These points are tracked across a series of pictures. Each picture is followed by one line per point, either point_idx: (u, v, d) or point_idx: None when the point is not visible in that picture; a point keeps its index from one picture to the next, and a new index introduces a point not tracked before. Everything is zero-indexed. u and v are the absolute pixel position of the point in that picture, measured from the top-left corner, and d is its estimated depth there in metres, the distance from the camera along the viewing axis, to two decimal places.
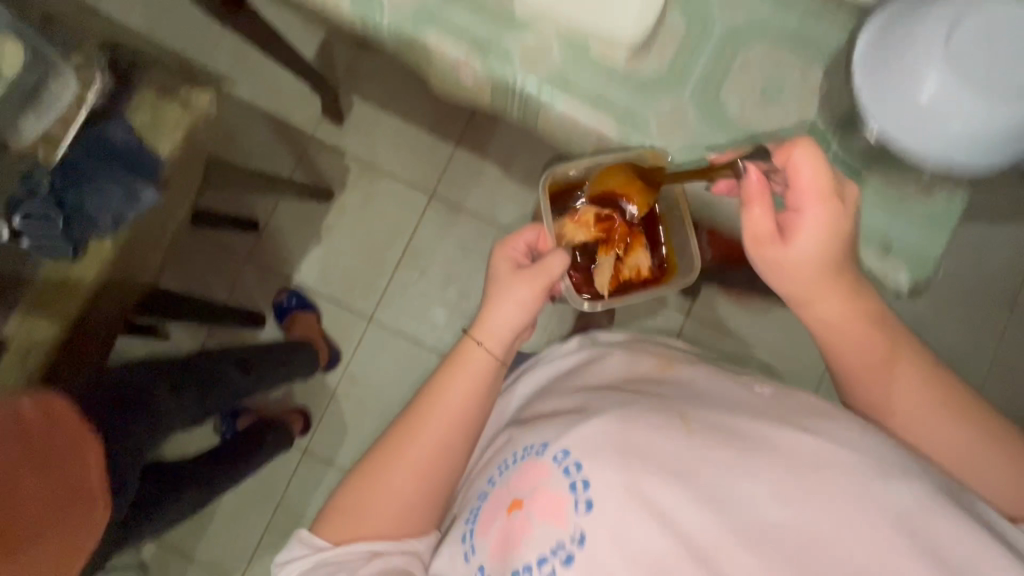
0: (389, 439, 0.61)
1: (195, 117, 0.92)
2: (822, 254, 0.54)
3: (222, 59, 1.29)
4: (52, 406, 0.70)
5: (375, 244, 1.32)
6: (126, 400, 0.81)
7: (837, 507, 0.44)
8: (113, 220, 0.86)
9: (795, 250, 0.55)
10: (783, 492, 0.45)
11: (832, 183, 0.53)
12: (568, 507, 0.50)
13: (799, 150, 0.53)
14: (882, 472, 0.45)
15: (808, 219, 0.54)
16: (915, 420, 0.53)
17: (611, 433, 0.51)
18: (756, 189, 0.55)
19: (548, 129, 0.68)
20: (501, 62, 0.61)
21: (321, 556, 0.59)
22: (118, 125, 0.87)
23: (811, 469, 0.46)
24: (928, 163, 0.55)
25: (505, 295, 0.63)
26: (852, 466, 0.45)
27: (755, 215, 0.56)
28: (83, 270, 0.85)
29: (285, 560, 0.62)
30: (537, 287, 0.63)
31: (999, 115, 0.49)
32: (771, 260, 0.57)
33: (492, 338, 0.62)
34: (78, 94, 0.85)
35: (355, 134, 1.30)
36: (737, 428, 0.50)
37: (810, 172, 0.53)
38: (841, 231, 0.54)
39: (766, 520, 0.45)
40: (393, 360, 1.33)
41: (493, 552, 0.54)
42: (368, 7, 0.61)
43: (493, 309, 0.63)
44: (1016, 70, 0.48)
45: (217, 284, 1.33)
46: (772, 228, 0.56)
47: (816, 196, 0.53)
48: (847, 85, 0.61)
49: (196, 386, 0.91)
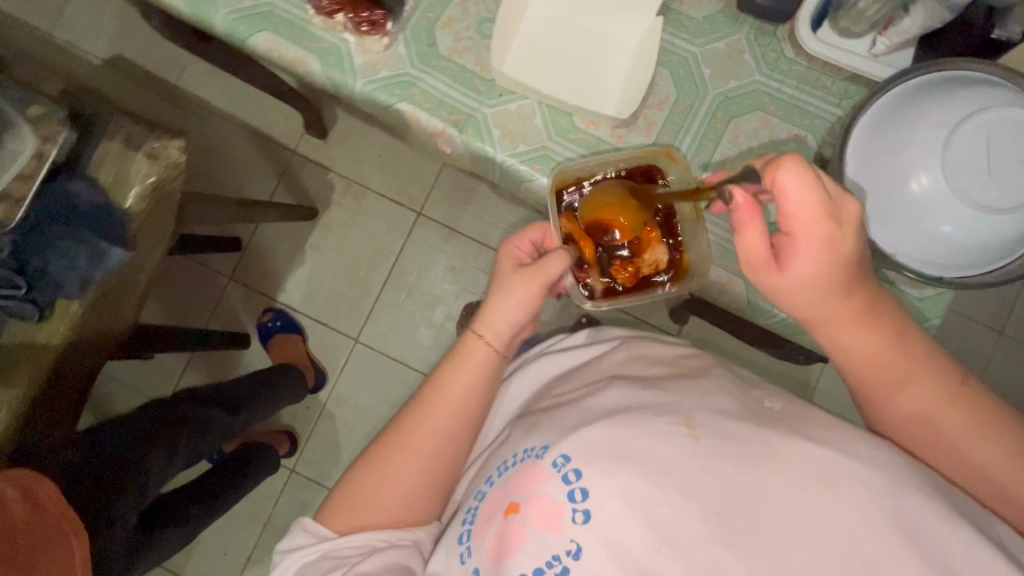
0: (399, 425, 0.60)
1: (166, 169, 0.73)
2: (820, 272, 0.50)
3: (202, 78, 1.29)
4: (37, 489, 0.69)
5: (361, 263, 1.31)
6: (107, 463, 0.79)
7: (842, 511, 0.41)
8: (82, 284, 0.72)
9: (791, 274, 0.51)
10: (782, 494, 0.43)
11: (823, 202, 0.49)
12: (565, 515, 0.48)
13: (784, 169, 0.49)
14: (889, 483, 0.42)
15: (799, 241, 0.50)
16: (961, 444, 0.47)
17: (613, 440, 0.48)
18: (744, 214, 0.51)
19: (528, 196, 0.69)
20: (481, 135, 0.62)
21: (323, 546, 0.57)
22: (84, 184, 0.72)
23: (824, 488, 0.42)
24: (913, 269, 0.57)
25: (509, 292, 0.61)
26: (867, 485, 0.42)
27: (746, 238, 0.52)
28: (51, 333, 0.73)
29: (289, 547, 0.59)
30: (535, 287, 0.60)
31: (978, 223, 0.52)
32: (774, 282, 0.52)
33: (495, 332, 0.61)
34: (38, 148, 0.69)
35: (340, 153, 1.30)
36: (736, 433, 0.46)
37: (802, 194, 0.48)
38: (845, 255, 0.49)
39: (771, 518, 0.42)
40: (381, 380, 1.31)
41: (490, 557, 0.51)
42: (340, 71, 0.62)
43: (496, 304, 0.61)
44: (1004, 193, 0.51)
45: (199, 303, 1.31)
46: (765, 252, 0.51)
47: (812, 218, 0.49)
48: (819, 66, 0.64)
49: (187, 427, 0.91)
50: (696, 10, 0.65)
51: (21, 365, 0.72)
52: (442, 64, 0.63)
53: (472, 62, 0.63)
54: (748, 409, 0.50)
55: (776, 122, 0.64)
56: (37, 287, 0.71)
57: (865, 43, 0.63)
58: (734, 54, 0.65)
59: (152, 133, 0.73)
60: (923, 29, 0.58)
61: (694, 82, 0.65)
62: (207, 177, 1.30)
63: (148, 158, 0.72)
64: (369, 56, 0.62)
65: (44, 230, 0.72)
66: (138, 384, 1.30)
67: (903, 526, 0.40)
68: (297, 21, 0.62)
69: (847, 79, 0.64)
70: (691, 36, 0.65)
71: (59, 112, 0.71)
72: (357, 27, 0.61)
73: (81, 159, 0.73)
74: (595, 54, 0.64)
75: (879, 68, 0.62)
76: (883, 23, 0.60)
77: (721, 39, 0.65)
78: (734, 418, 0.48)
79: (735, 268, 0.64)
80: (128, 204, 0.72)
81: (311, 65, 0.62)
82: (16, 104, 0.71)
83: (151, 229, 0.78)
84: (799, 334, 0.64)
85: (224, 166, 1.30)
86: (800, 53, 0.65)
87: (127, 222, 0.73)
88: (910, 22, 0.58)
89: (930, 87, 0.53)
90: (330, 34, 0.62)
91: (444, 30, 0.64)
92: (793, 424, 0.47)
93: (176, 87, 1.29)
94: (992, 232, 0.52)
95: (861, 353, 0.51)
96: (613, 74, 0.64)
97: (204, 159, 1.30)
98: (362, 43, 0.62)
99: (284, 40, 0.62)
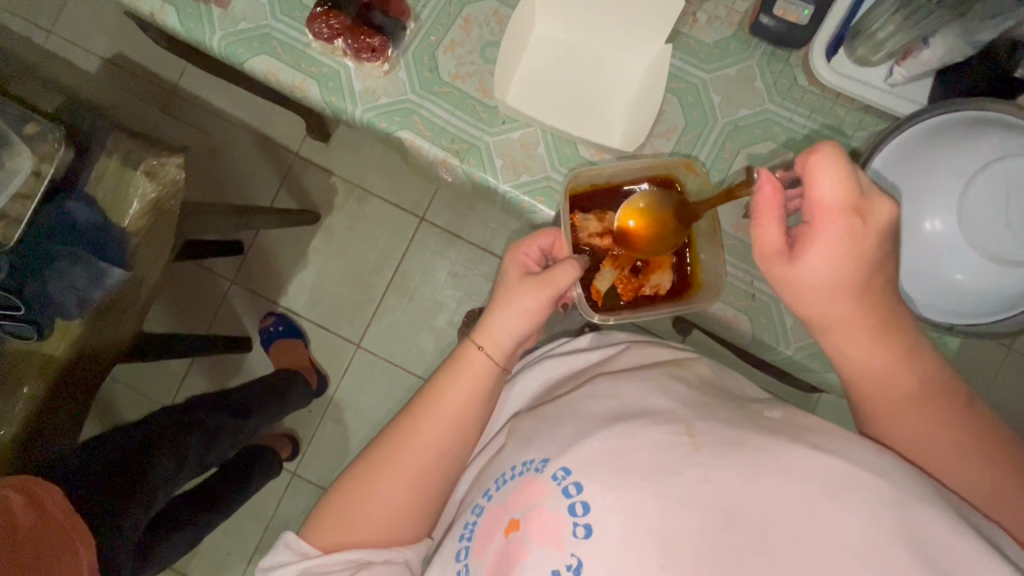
0: (387, 439, 0.55)
1: (165, 189, 0.72)
2: (837, 269, 0.45)
3: (203, 79, 1.27)
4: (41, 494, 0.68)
5: (363, 268, 1.30)
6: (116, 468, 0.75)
7: (863, 531, 0.36)
8: (79, 303, 0.71)
9: (803, 268, 0.46)
10: (801, 518, 0.37)
11: (854, 195, 0.44)
12: (566, 530, 0.42)
13: (819, 154, 0.45)
14: (904, 496, 0.37)
15: (822, 232, 0.45)
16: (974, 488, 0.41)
17: (615, 450, 0.43)
18: (769, 194, 0.47)
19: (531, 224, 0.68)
20: (481, 163, 0.61)
21: (306, 563, 0.52)
22: (79, 203, 0.71)
23: (857, 513, 0.37)
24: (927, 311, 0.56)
25: (513, 300, 0.55)
26: (903, 508, 0.37)
27: (762, 229, 0.48)
28: (49, 351, 0.72)
29: (270, 564, 0.54)
30: (543, 297, 0.55)
31: (992, 273, 0.51)
32: (782, 277, 0.48)
33: (497, 344, 0.55)
34: (36, 166, 0.69)
35: (342, 156, 1.28)
36: (742, 443, 0.41)
37: (835, 187, 0.44)
38: (867, 253, 0.44)
39: (792, 543, 0.37)
40: (382, 385, 1.31)
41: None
42: (339, 96, 0.61)
43: (497, 313, 0.56)
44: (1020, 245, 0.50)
45: (202, 307, 1.31)
46: (779, 243, 0.47)
47: (834, 210, 0.44)
48: (830, 90, 0.62)
49: (198, 432, 0.86)
50: (706, 34, 0.63)
51: (27, 378, 0.72)
52: (443, 90, 0.62)
53: (475, 88, 0.62)
54: (745, 417, 0.45)
55: (786, 151, 0.63)
56: (36, 308, 0.71)
57: (882, 72, 0.60)
58: (744, 80, 0.63)
59: (151, 151, 0.72)
60: (942, 62, 0.56)
61: (703, 109, 0.63)
62: (209, 180, 1.28)
63: (146, 176, 0.71)
64: (368, 81, 0.61)
65: (44, 248, 0.71)
66: (143, 386, 1.30)
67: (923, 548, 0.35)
68: (295, 44, 0.61)
69: (860, 109, 0.63)
70: (700, 62, 0.63)
71: (56, 130, 0.70)
72: (357, 54, 0.59)
73: (80, 177, 0.72)
74: (601, 83, 0.63)
75: (894, 100, 0.60)
76: (900, 53, 0.58)
77: (731, 65, 0.63)
78: (736, 427, 0.43)
79: (739, 305, 0.63)
80: (127, 222, 0.72)
81: (310, 89, 0.61)
82: (12, 121, 0.70)
83: (152, 247, 0.76)
84: (804, 369, 0.63)
85: (225, 169, 1.29)
86: (812, 81, 0.63)
87: (126, 241, 0.72)
88: (928, 54, 0.56)
89: (944, 128, 0.53)
90: (329, 58, 0.61)
91: (447, 53, 0.62)
92: (796, 432, 0.43)
93: (177, 89, 1.27)
94: (1006, 282, 0.51)
95: (869, 363, 0.46)
96: (618, 104, 0.63)
97: (206, 161, 1.28)
98: (362, 68, 0.61)
99: (283, 65, 0.60)
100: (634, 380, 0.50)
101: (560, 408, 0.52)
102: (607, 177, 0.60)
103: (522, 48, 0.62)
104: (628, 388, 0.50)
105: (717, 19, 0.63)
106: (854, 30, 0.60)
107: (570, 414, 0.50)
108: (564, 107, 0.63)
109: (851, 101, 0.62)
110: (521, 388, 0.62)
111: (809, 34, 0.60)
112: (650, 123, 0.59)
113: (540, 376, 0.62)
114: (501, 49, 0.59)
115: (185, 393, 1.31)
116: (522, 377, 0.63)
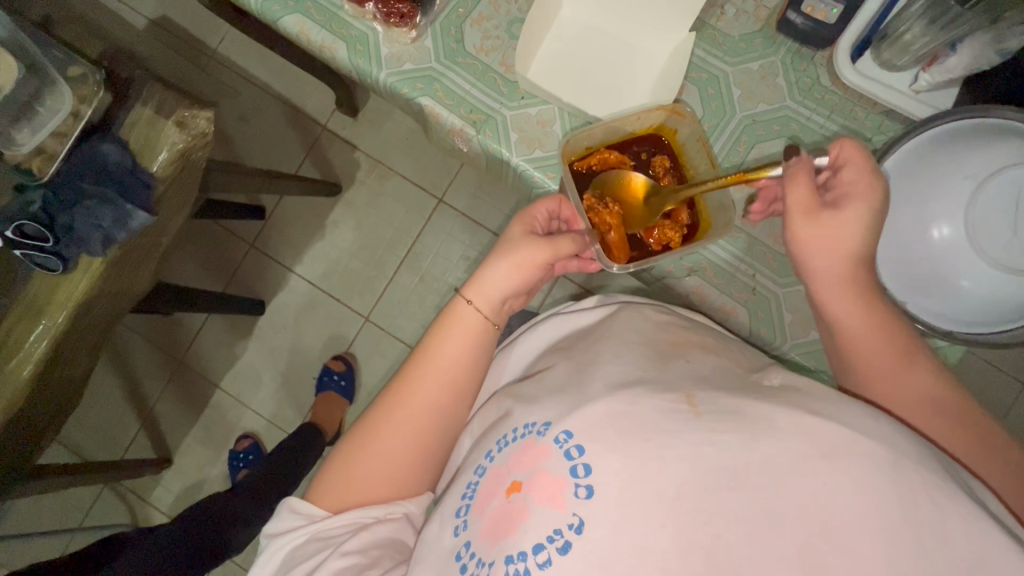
0: (384, 400, 0.56)
1: (194, 141, 0.74)
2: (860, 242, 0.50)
3: (242, 47, 1.31)
4: None
5: (378, 243, 1.32)
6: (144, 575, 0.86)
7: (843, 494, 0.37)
8: (104, 241, 0.72)
9: (841, 218, 0.51)
10: (788, 481, 0.38)
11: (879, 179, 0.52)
12: (567, 490, 0.42)
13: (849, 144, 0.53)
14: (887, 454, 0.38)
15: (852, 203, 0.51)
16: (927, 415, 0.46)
17: (618, 413, 0.44)
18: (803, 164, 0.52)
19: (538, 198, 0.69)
20: (497, 134, 0.63)
21: (310, 529, 0.52)
22: (113, 145, 0.73)
23: (829, 484, 0.37)
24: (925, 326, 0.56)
25: (506, 256, 0.56)
26: (888, 481, 0.37)
27: (796, 185, 0.52)
28: (73, 289, 0.73)
29: (275, 532, 0.54)
30: (537, 255, 0.55)
31: (998, 283, 0.51)
32: (816, 229, 0.51)
33: (485, 298, 0.56)
34: (75, 107, 0.72)
35: (368, 131, 1.31)
36: (728, 415, 0.41)
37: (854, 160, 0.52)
38: (873, 228, 0.51)
39: (780, 502, 0.37)
40: (384, 360, 1.33)
41: (485, 532, 0.46)
42: (366, 59, 0.63)
43: (490, 268, 0.56)
44: None
45: (221, 266, 1.35)
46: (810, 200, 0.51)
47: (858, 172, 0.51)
48: (847, 96, 0.63)
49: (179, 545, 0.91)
50: (732, 27, 0.64)
51: (48, 309, 0.73)
52: (466, 61, 0.63)
53: (498, 62, 0.63)
54: (744, 386, 0.45)
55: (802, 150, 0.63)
56: (63, 241, 0.72)
57: (907, 78, 0.60)
58: (766, 75, 0.63)
59: (184, 102, 0.73)
60: (968, 70, 0.56)
61: (722, 101, 0.64)
62: (238, 143, 1.32)
63: (178, 126, 0.73)
64: (395, 47, 0.63)
65: (74, 185, 0.73)
66: (158, 338, 1.35)
67: (912, 514, 0.36)
68: (328, 6, 0.63)
69: (882, 113, 0.62)
70: (723, 54, 0.64)
71: (95, 73, 0.72)
72: (385, 18, 0.61)
73: (113, 121, 0.74)
74: (623, 66, 0.64)
75: (918, 106, 0.60)
76: (927, 59, 0.57)
77: (755, 59, 0.63)
78: (729, 394, 0.44)
79: (740, 297, 0.64)
80: (156, 168, 0.73)
81: (337, 50, 0.63)
82: (56, 62, 0.72)
83: (177, 195, 0.77)
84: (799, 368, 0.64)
85: (254, 135, 1.32)
86: (836, 82, 0.63)
87: (152, 185, 0.73)
88: (955, 61, 0.56)
89: (960, 134, 0.53)
90: (360, 22, 0.63)
91: (474, 26, 0.63)
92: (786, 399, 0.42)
93: (216, 53, 1.31)
94: (1012, 292, 0.51)
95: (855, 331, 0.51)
96: (639, 86, 0.64)
97: (236, 124, 1.32)
98: (391, 33, 0.62)
99: (315, 24, 0.62)
100: (633, 348, 0.51)
101: (564, 374, 0.52)
102: (600, 137, 0.61)
103: (547, 27, 0.63)
104: (625, 358, 0.50)
105: (744, 13, 0.63)
106: (882, 32, 0.59)
107: (573, 382, 0.50)
108: (582, 85, 0.64)
109: (872, 107, 0.62)
110: (520, 352, 0.64)
111: (836, 34, 0.60)
112: (672, 97, 0.60)
113: (537, 342, 0.64)
114: (523, 26, 0.60)
115: (195, 349, 1.35)
116: (524, 342, 0.65)
